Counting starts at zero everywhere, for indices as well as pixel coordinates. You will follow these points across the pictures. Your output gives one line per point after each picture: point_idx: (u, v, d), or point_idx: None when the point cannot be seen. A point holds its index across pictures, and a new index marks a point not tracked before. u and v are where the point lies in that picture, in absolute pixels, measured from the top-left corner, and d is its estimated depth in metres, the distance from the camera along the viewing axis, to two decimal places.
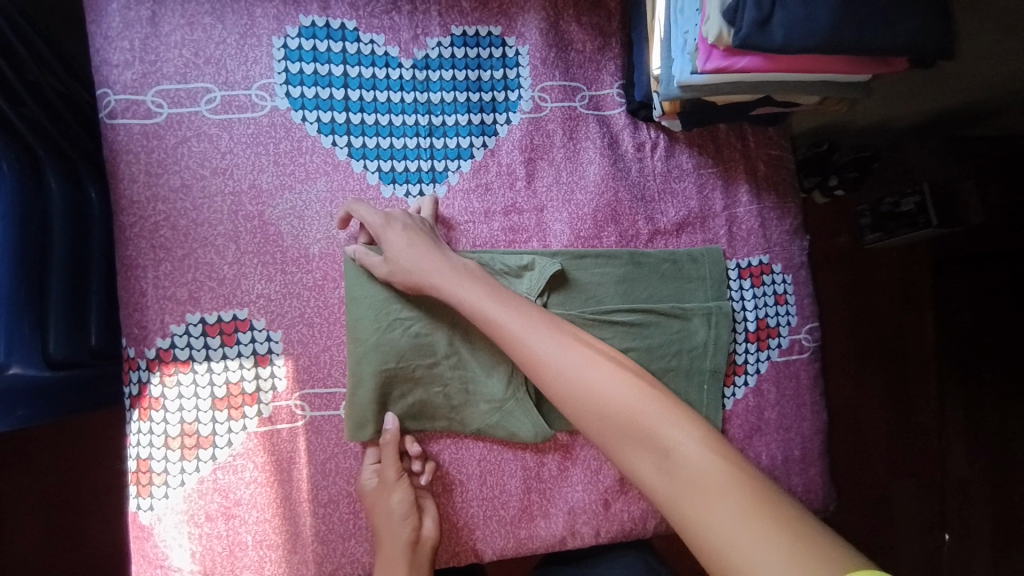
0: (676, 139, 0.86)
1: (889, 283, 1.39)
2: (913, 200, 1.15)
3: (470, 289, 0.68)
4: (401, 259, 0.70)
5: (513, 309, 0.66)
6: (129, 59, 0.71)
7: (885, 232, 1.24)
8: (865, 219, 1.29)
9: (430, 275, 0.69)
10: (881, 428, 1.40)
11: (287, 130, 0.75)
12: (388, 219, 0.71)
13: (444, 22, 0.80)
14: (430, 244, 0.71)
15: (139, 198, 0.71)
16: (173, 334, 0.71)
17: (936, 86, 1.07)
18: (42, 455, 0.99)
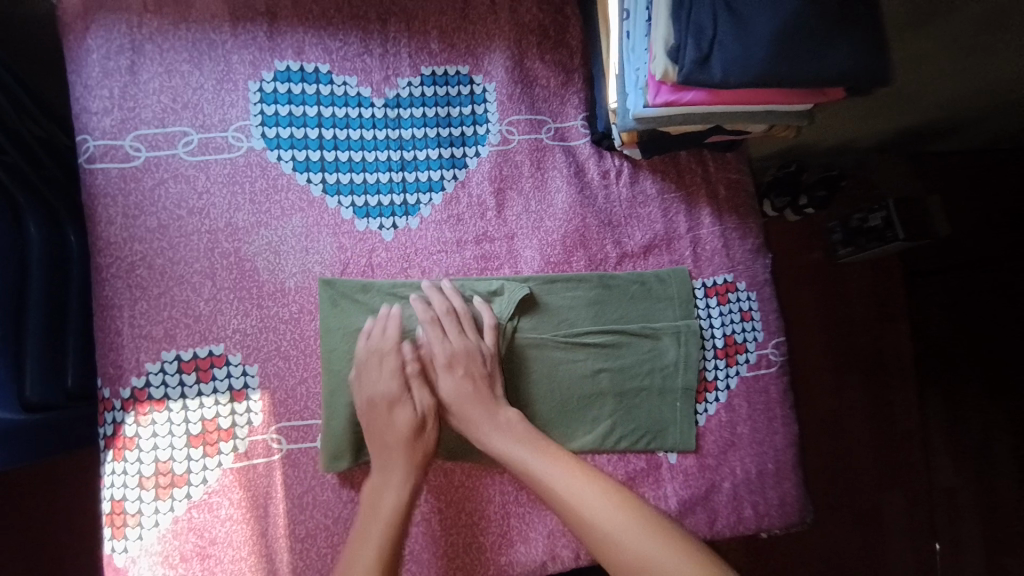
0: (639, 166, 0.90)
1: (866, 296, 1.41)
2: (880, 215, 1.24)
3: (516, 447, 0.72)
4: (455, 403, 0.75)
5: (558, 464, 0.70)
6: (108, 106, 0.74)
7: (856, 246, 1.31)
8: (836, 234, 1.35)
9: (477, 426, 0.74)
10: (867, 441, 1.40)
11: (262, 169, 0.78)
12: (450, 356, 0.76)
13: (414, 63, 0.84)
14: (482, 390, 0.75)
15: (116, 239, 0.73)
16: (148, 372, 0.72)
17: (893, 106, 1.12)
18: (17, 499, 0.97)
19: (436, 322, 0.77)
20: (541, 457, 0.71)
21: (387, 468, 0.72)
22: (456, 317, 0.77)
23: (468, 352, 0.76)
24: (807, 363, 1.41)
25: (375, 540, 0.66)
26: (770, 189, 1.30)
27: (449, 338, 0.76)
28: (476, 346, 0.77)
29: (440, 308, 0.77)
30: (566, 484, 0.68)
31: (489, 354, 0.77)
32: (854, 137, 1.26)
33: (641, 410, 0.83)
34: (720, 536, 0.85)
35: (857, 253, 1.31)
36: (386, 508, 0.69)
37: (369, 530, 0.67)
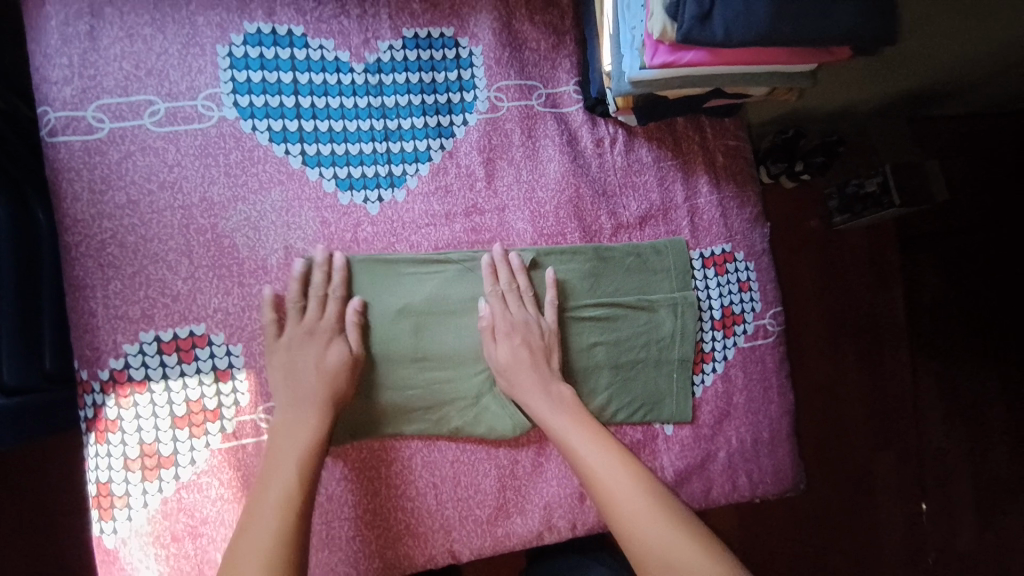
0: (634, 133, 0.86)
1: (860, 266, 1.40)
2: (876, 181, 1.23)
3: (562, 421, 0.73)
4: (507, 367, 0.75)
5: (599, 444, 0.72)
6: (68, 75, 0.69)
7: (853, 212, 1.30)
8: (834, 202, 1.36)
9: (526, 395, 0.75)
10: (860, 413, 1.40)
11: (237, 140, 0.74)
12: (512, 325, 0.76)
13: (394, 25, 0.79)
14: (538, 363, 0.76)
15: (84, 216, 0.69)
16: (127, 354, 0.70)
17: (889, 70, 1.07)
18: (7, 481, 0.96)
19: (506, 282, 0.77)
20: (579, 431, 0.72)
21: (300, 418, 0.69)
22: (521, 292, 0.77)
23: (528, 326, 0.76)
24: (800, 331, 1.41)
25: (278, 489, 0.64)
26: (767, 156, 1.28)
27: (512, 310, 0.77)
28: (537, 320, 0.77)
29: (505, 281, 0.77)
30: (609, 468, 0.69)
31: (548, 330, 0.77)
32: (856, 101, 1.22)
33: (638, 383, 0.83)
34: (715, 504, 0.86)
35: (852, 220, 1.31)
36: (291, 456, 0.66)
37: (274, 476, 0.65)
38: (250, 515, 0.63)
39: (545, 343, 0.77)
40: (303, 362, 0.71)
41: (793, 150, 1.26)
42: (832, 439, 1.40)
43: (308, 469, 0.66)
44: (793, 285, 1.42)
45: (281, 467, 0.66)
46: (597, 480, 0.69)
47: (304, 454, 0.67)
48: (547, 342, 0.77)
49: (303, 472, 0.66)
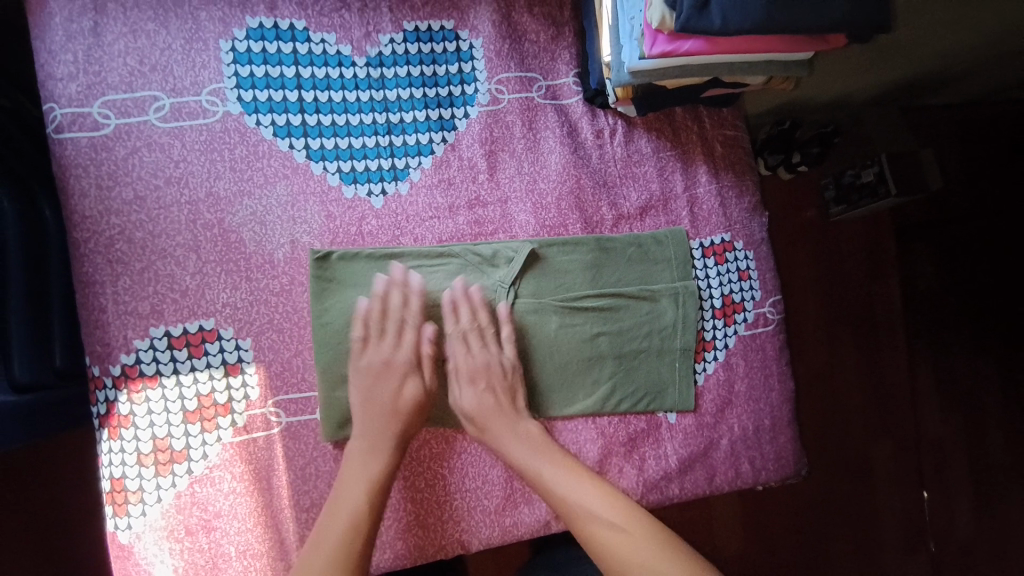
0: (634, 124, 0.87)
1: (856, 256, 1.43)
2: (873, 171, 1.25)
3: (534, 459, 0.73)
4: (473, 412, 0.75)
5: (575, 480, 0.72)
6: (73, 71, 0.70)
7: (848, 203, 1.33)
8: (829, 191, 1.38)
9: (494, 438, 0.75)
10: (857, 397, 1.42)
11: (241, 135, 0.74)
12: (473, 368, 0.76)
13: (395, 18, 0.79)
14: (502, 404, 0.76)
15: (91, 212, 0.70)
16: (138, 350, 0.70)
17: (887, 57, 1.08)
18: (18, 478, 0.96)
19: (462, 321, 0.76)
20: (552, 469, 0.73)
21: (369, 450, 0.71)
22: (480, 332, 0.77)
23: (490, 367, 0.76)
24: (799, 320, 1.42)
25: (344, 517, 0.67)
26: (764, 147, 1.30)
27: (474, 352, 0.76)
28: (498, 359, 0.77)
29: (464, 321, 0.76)
30: (586, 504, 0.70)
31: (509, 368, 0.77)
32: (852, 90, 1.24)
33: (641, 372, 0.84)
34: (718, 490, 0.88)
35: (849, 210, 1.33)
36: (361, 491, 0.69)
37: (341, 503, 0.68)
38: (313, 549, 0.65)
39: (506, 382, 0.77)
40: (385, 395, 0.73)
41: (789, 140, 1.27)
42: (831, 424, 1.42)
43: (377, 499, 0.69)
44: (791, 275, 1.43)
45: (350, 498, 0.68)
46: (578, 517, 0.70)
47: (373, 486, 0.69)
48: (508, 379, 0.77)
49: (371, 501, 0.68)
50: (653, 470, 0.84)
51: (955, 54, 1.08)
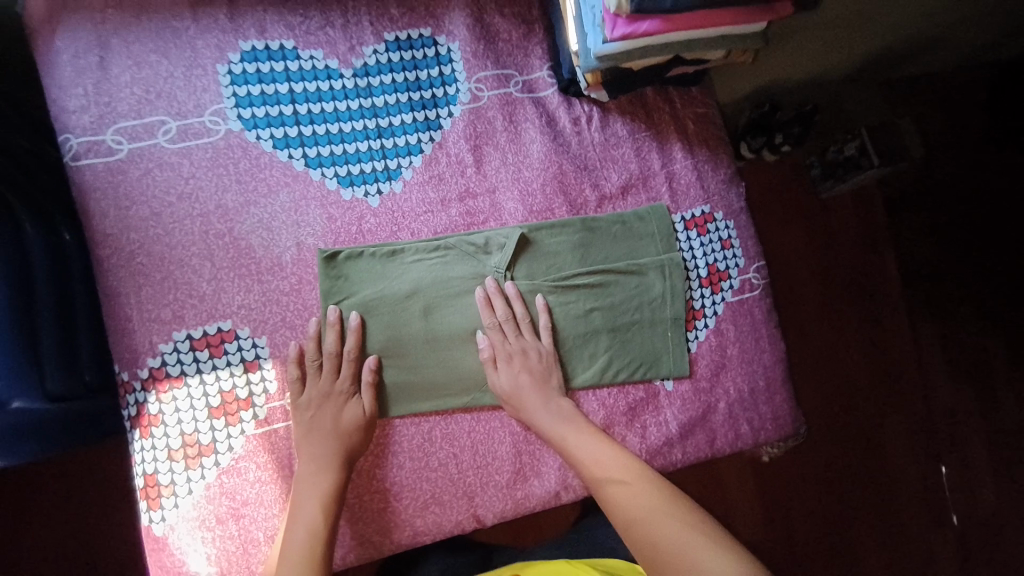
0: (609, 110, 0.92)
1: (847, 228, 1.45)
2: (854, 145, 1.34)
3: (561, 427, 0.79)
4: (510, 392, 0.81)
5: (593, 441, 0.79)
6: (85, 104, 0.76)
7: (835, 177, 1.39)
8: (815, 170, 1.43)
9: (529, 414, 0.80)
10: (861, 368, 1.43)
11: (243, 149, 0.80)
12: (509, 354, 0.82)
13: (376, 30, 0.86)
14: (538, 384, 0.82)
15: (111, 231, 0.76)
16: (163, 353, 0.76)
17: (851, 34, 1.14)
18: (57, 493, 1.02)
19: (498, 307, 0.83)
20: (575, 432, 0.79)
21: (311, 475, 0.75)
22: (516, 321, 0.83)
23: (526, 353, 0.82)
24: (794, 299, 1.44)
25: (302, 525, 0.71)
26: (746, 132, 1.34)
27: (510, 340, 0.82)
28: (534, 346, 0.83)
29: (501, 312, 0.82)
30: (600, 458, 0.77)
31: (545, 353, 0.83)
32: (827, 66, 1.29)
33: (635, 342, 0.88)
34: (720, 453, 0.91)
35: (836, 185, 1.39)
36: (308, 521, 0.71)
37: (298, 514, 0.72)
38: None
39: (544, 366, 0.83)
40: (320, 424, 0.77)
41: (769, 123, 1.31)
42: (840, 393, 1.41)
43: (329, 510, 0.73)
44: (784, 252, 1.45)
45: (304, 510, 0.72)
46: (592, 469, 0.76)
47: (319, 513, 0.72)
48: (545, 364, 0.83)
49: (324, 513, 0.72)
50: (655, 436, 0.87)
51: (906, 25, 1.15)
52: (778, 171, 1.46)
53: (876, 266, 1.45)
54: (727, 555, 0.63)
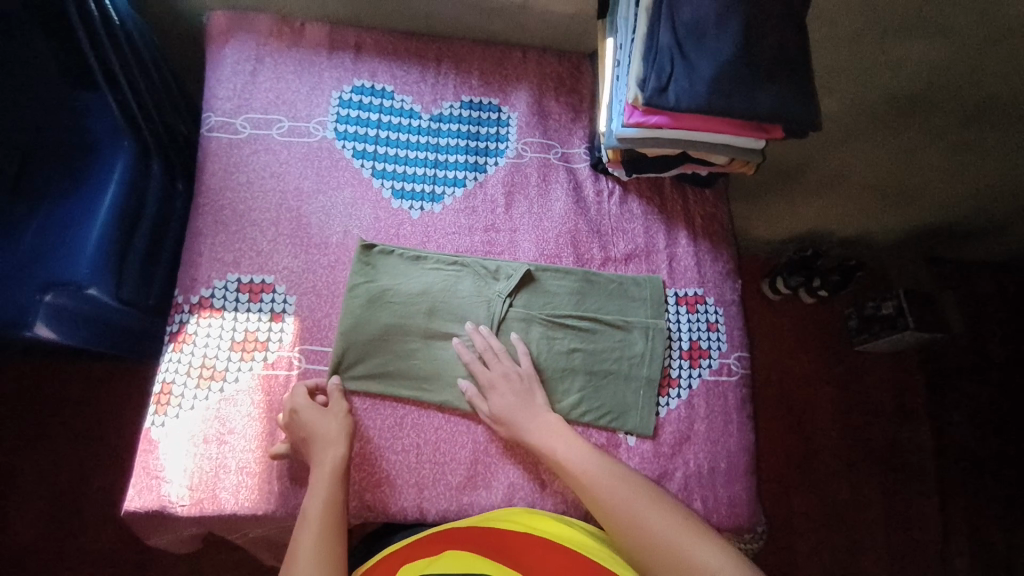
0: (629, 190, 1.07)
1: (880, 385, 1.80)
2: (891, 305, 1.70)
3: (546, 433, 0.87)
4: (497, 410, 0.88)
5: (567, 439, 0.86)
6: (230, 95, 1.01)
7: (869, 331, 1.75)
8: (852, 321, 1.81)
9: (520, 429, 0.87)
10: (878, 517, 1.68)
11: (329, 153, 1.02)
12: (491, 381, 0.90)
13: (457, 91, 1.08)
14: (524, 400, 0.89)
15: (214, 187, 0.97)
16: (215, 286, 0.92)
17: (900, 199, 1.59)
18: (115, 389, 1.27)
19: (478, 342, 0.93)
20: (549, 429, 0.87)
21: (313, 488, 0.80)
22: (495, 353, 0.92)
23: (507, 376, 0.90)
24: (820, 441, 1.73)
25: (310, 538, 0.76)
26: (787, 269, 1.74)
27: (490, 368, 0.91)
28: (514, 369, 0.91)
29: (481, 348, 0.93)
30: (570, 447, 0.85)
31: (525, 374, 0.91)
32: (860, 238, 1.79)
33: (607, 391, 0.95)
34: None
35: (871, 338, 1.74)
36: (319, 496, 0.80)
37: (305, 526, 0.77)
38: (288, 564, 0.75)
39: (523, 384, 0.91)
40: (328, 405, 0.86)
41: (810, 268, 1.71)
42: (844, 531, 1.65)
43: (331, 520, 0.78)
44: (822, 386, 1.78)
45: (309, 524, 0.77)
46: (564, 461, 0.84)
47: (326, 489, 0.80)
48: (525, 383, 0.91)
49: (326, 523, 0.78)
50: None
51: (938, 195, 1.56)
52: (821, 316, 1.84)
53: (905, 433, 1.76)
54: (701, 534, 0.76)
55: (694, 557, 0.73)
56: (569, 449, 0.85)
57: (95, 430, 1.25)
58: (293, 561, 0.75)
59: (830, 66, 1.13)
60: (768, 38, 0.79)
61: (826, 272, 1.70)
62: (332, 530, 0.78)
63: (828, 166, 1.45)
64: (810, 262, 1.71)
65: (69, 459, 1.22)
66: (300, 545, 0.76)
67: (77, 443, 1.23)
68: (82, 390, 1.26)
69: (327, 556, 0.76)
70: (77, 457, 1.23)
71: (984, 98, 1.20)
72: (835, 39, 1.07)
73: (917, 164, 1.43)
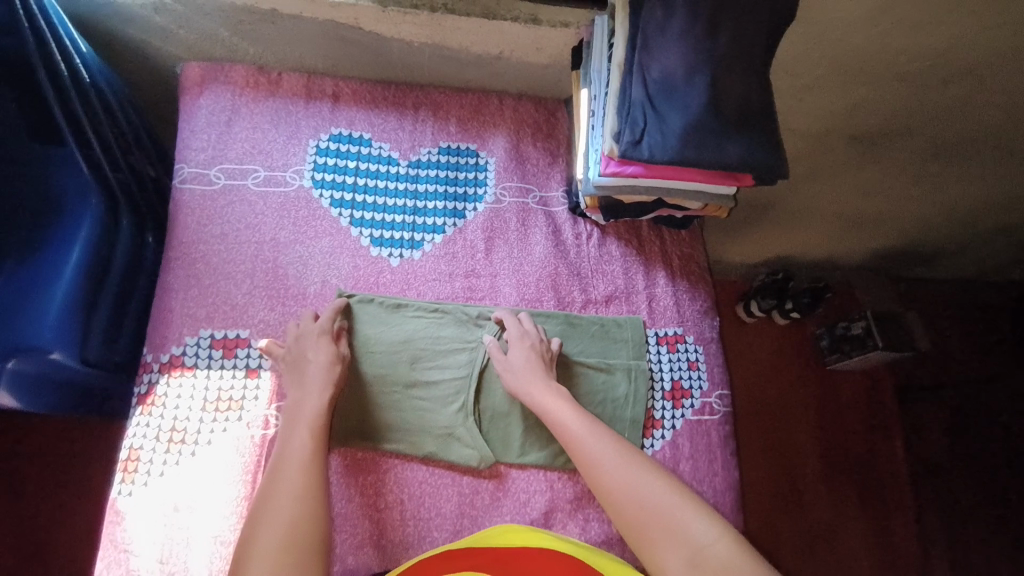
0: (607, 232, 1.09)
1: (857, 405, 1.81)
2: (860, 325, 1.71)
3: (551, 401, 0.87)
4: (514, 366, 0.90)
5: (569, 408, 0.87)
6: (204, 146, 1.00)
7: (841, 352, 1.76)
8: (824, 341, 1.82)
9: (527, 391, 0.88)
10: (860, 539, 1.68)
11: (307, 202, 1.01)
12: (518, 336, 0.93)
13: (435, 138, 1.09)
14: (542, 367, 0.91)
15: (187, 240, 0.95)
16: (186, 344, 0.90)
17: (863, 225, 1.65)
18: (65, 450, 1.18)
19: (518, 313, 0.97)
20: (553, 398, 0.87)
21: (291, 475, 0.76)
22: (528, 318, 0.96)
23: (533, 340, 0.93)
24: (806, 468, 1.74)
25: (278, 529, 0.71)
26: (759, 292, 1.73)
27: (519, 325, 0.95)
28: (541, 338, 0.94)
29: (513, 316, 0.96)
30: (571, 417, 0.85)
31: (549, 347, 0.94)
32: (834, 257, 1.82)
33: None
34: None
35: (842, 357, 1.75)
36: (300, 443, 0.79)
37: (272, 517, 0.72)
38: (262, 509, 0.73)
39: (544, 351, 0.93)
40: (312, 353, 0.86)
41: (780, 292, 1.71)
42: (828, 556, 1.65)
43: (302, 517, 0.72)
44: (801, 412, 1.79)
45: (278, 516, 0.72)
46: (565, 430, 0.85)
47: (308, 437, 0.79)
48: (547, 355, 0.93)
49: (295, 521, 0.72)
50: (596, 531, 0.91)
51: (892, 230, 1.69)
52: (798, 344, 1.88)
53: (883, 452, 1.77)
54: (698, 512, 0.74)
55: (689, 533, 0.72)
56: (572, 419, 0.85)
57: (46, 498, 1.15)
58: (267, 506, 0.73)
59: (794, 109, 1.18)
60: (737, 90, 0.82)
61: (798, 294, 1.68)
62: (314, 475, 0.76)
63: (796, 198, 1.50)
64: (780, 285, 1.69)
65: (16, 529, 1.13)
66: (277, 490, 0.74)
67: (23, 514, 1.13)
68: (29, 456, 1.16)
69: (310, 501, 0.74)
70: (27, 531, 1.13)
71: (939, 135, 1.27)
72: (798, 85, 1.12)
73: (878, 195, 1.50)
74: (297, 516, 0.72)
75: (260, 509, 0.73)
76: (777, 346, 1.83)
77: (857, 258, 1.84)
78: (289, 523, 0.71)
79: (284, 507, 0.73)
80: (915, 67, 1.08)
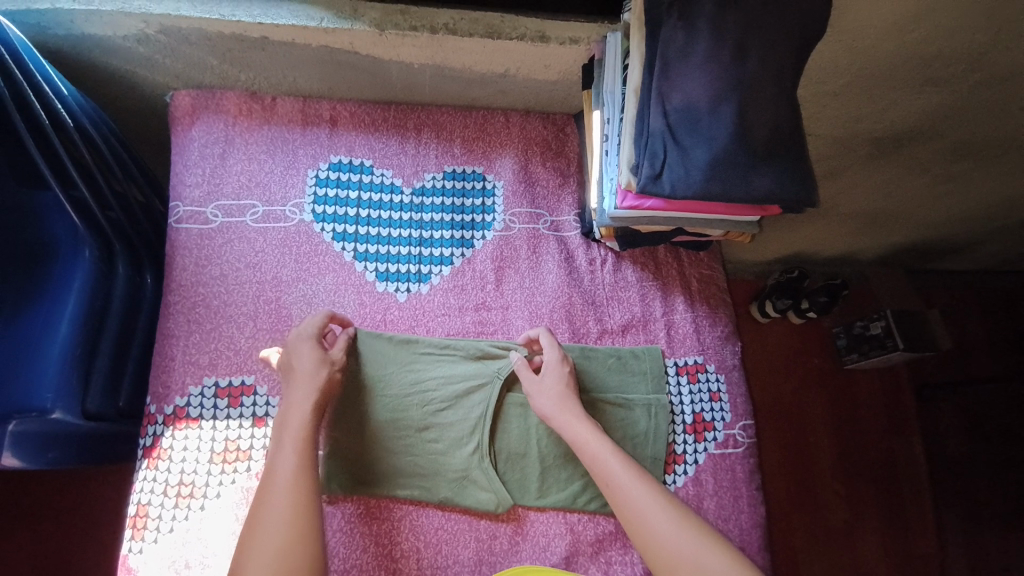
0: (622, 257, 1.05)
1: (875, 411, 1.65)
2: (880, 325, 1.53)
3: (578, 427, 0.82)
4: (541, 387, 0.86)
5: (597, 436, 0.80)
6: (199, 181, 0.96)
7: (859, 352, 1.60)
8: (841, 339, 1.66)
9: (551, 415, 0.83)
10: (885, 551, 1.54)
11: (308, 237, 0.97)
12: (547, 360, 0.88)
13: (439, 161, 1.04)
14: (568, 392, 0.86)
15: (186, 282, 0.91)
16: (190, 394, 0.87)
17: (888, 228, 1.54)
18: (79, 487, 1.18)
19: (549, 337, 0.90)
20: (580, 424, 0.82)
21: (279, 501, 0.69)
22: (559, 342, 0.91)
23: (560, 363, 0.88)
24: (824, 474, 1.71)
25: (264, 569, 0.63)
26: (773, 292, 1.58)
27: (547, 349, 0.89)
28: (566, 361, 0.89)
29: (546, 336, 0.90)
30: (599, 443, 0.79)
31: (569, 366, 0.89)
32: (853, 252, 1.66)
33: None
34: None
35: (862, 358, 1.59)
36: (291, 457, 0.73)
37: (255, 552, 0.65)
38: (252, 531, 0.67)
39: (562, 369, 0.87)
40: (298, 360, 0.81)
41: (795, 290, 1.56)
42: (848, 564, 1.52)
43: (287, 553, 0.65)
44: (814, 419, 1.64)
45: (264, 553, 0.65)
46: (592, 457, 0.79)
47: (297, 450, 0.73)
48: (571, 379, 0.88)
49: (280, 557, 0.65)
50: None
51: (920, 230, 1.56)
52: None
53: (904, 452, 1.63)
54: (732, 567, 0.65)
55: None
56: (602, 446, 0.79)
57: (62, 537, 1.15)
58: (255, 531, 0.67)
59: (817, 118, 1.11)
60: (766, 117, 0.76)
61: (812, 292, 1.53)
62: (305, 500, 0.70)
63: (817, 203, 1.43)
64: (796, 283, 1.56)
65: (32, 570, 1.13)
66: (263, 520, 0.67)
67: (40, 554, 1.14)
68: (44, 495, 1.17)
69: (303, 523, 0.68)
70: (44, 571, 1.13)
71: (973, 140, 1.19)
72: (824, 93, 1.04)
73: (904, 199, 1.40)
74: (289, 545, 0.66)
75: (246, 540, 0.66)
76: (790, 347, 1.68)
77: (880, 254, 1.67)
78: (280, 547, 0.65)
79: (270, 538, 0.66)
80: (949, 73, 1.01)
